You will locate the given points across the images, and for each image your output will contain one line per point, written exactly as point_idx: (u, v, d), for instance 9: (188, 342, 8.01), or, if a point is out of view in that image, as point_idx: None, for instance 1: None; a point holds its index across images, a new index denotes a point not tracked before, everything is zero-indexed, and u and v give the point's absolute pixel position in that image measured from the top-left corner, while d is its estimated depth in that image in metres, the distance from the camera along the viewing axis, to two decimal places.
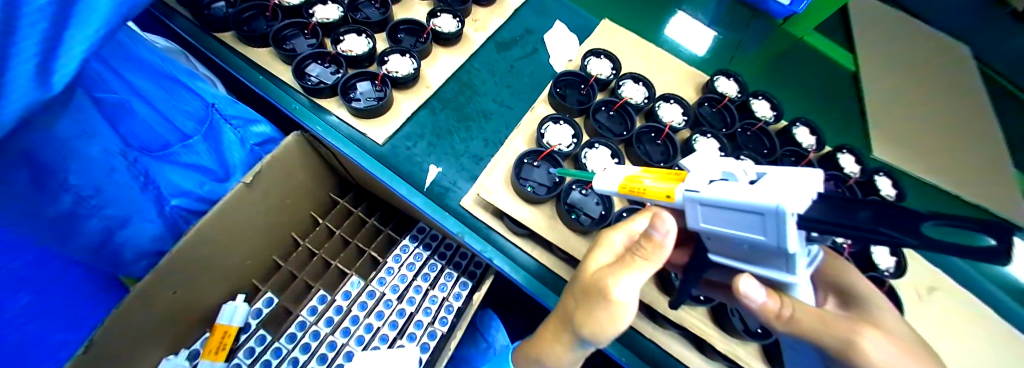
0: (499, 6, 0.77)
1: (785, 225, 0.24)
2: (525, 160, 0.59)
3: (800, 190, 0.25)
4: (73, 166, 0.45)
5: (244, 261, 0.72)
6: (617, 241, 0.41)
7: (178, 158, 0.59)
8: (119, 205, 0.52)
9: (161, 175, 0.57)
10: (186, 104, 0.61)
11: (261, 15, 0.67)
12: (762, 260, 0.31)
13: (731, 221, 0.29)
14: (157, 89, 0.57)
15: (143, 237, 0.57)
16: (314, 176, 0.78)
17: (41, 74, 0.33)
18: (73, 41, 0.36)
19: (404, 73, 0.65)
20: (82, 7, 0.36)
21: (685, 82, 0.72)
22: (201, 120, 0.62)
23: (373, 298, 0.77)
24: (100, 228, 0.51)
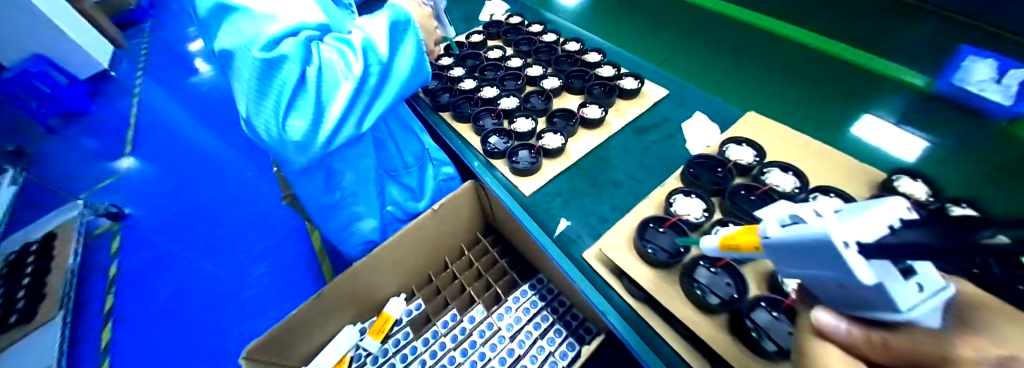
0: (640, 99, 0.92)
1: (846, 260, 0.26)
2: (650, 224, 0.65)
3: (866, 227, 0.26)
4: (349, 176, 0.80)
5: (410, 269, 0.95)
6: (838, 353, 0.29)
7: (401, 181, 0.94)
8: (363, 207, 0.87)
9: (390, 192, 0.93)
10: (415, 150, 0.95)
11: (467, 102, 0.98)
12: (867, 308, 0.28)
13: (800, 255, 0.30)
14: (404, 140, 0.92)
15: (367, 228, 0.91)
16: (471, 216, 0.99)
17: (359, 119, 0.69)
18: (376, 106, 0.71)
19: (554, 145, 0.83)
20: (384, 92, 0.71)
21: (842, 175, 0.66)
22: (419, 161, 0.95)
23: (491, 330, 0.88)
24: (347, 217, 0.86)
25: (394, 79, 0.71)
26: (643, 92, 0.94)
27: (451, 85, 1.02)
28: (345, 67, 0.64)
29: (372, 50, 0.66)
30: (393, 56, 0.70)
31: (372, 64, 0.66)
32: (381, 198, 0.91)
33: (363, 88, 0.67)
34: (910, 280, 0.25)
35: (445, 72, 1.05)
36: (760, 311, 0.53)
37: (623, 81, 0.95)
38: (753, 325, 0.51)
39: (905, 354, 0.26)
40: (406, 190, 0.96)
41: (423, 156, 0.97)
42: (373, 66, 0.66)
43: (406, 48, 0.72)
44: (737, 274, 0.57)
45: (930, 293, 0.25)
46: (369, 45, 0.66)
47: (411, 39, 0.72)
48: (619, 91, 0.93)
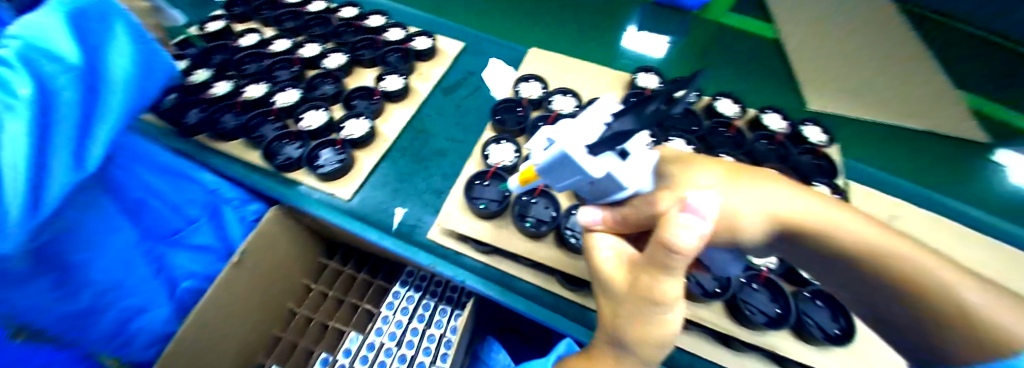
0: (438, 57, 0.88)
1: (578, 164, 0.28)
2: (475, 182, 0.64)
3: (589, 130, 0.29)
4: (99, 265, 0.51)
5: (240, 339, 0.73)
6: (607, 239, 0.36)
7: (188, 241, 0.69)
8: (134, 296, 0.57)
9: (173, 260, 0.66)
10: (191, 192, 0.69)
11: (230, 112, 0.75)
12: (608, 192, 0.32)
13: (561, 173, 0.31)
14: (170, 186, 0.65)
15: (157, 322, 0.61)
16: (301, 243, 0.82)
17: (76, 162, 0.37)
18: (103, 132, 0.39)
19: (358, 134, 0.72)
20: (106, 109, 0.39)
21: (613, 83, 0.79)
22: (205, 206, 0.72)
23: (373, 350, 0.78)
24: (116, 317, 0.55)
25: (118, 84, 0.40)
26: (438, 50, 0.89)
27: (198, 94, 0.76)
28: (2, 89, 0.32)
29: (47, 49, 0.35)
30: (95, 52, 0.39)
31: (50, 68, 0.35)
32: (166, 275, 0.64)
33: (54, 113, 0.35)
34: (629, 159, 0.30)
35: (184, 79, 0.78)
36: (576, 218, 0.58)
37: (416, 42, 0.87)
38: (572, 233, 0.56)
39: (637, 222, 0.32)
40: (200, 249, 0.70)
41: (218, 198, 0.73)
42: (54, 73, 0.35)
43: (121, 39, 0.42)
44: (552, 197, 0.61)
45: (641, 165, 0.31)
46: (36, 45, 0.35)
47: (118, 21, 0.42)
48: (414, 55, 0.85)
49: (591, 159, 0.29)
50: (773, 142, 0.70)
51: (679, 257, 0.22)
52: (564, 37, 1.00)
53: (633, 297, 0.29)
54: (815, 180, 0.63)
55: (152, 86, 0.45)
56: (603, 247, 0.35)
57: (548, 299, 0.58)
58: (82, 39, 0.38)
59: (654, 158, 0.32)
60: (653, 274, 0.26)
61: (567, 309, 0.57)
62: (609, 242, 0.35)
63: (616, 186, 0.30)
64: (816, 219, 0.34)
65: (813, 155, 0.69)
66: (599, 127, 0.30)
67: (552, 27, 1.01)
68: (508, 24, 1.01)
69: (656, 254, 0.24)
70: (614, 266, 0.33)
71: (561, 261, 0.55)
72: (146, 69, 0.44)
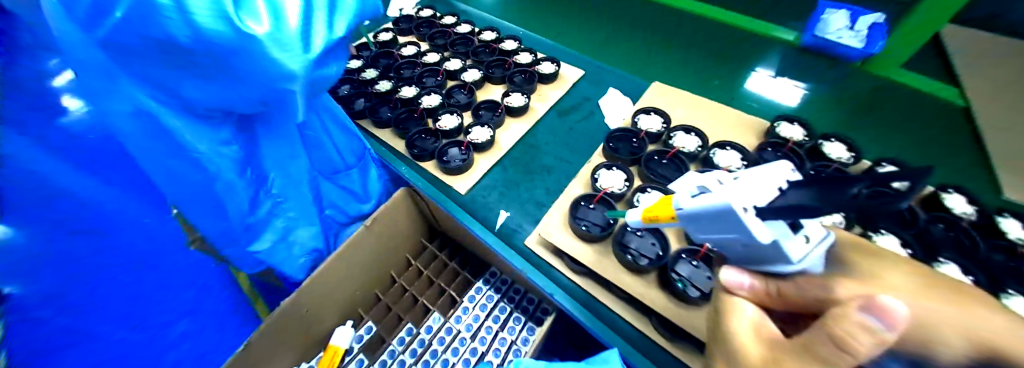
0: (559, 82, 0.93)
1: (743, 221, 0.29)
2: (581, 203, 0.66)
3: (760, 190, 0.30)
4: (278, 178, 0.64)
5: (352, 290, 0.87)
6: (753, 310, 0.34)
7: (338, 181, 0.78)
8: (292, 215, 0.69)
9: (325, 193, 0.78)
10: (354, 143, 0.78)
11: (387, 106, 0.90)
12: (761, 258, 0.32)
13: (713, 226, 0.33)
14: (340, 133, 0.75)
15: (306, 238, 0.74)
16: (413, 224, 0.95)
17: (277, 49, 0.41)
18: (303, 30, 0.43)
19: (482, 139, 0.81)
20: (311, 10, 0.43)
21: (743, 131, 0.74)
22: (359, 155, 0.79)
23: (450, 334, 0.85)
24: (275, 234, 0.68)
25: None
26: (560, 75, 0.95)
27: (366, 88, 0.94)
28: None
29: None
30: None
31: None
32: (320, 203, 0.76)
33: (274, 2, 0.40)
34: (799, 233, 0.30)
35: (358, 75, 0.96)
36: (684, 263, 0.57)
37: (542, 66, 0.94)
38: (679, 278, 0.55)
39: (802, 303, 0.31)
40: (345, 190, 0.80)
41: (368, 155, 0.82)
42: None
43: None
44: (661, 234, 0.61)
45: (812, 240, 0.30)
46: None
47: None
48: (539, 77, 0.92)
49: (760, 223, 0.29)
50: (953, 228, 0.57)
51: (847, 357, 0.22)
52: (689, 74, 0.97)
53: None
54: (1006, 288, 0.52)
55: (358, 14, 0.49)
56: (741, 314, 0.33)
57: (633, 335, 0.56)
58: None
59: (828, 235, 0.31)
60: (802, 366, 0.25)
61: (654, 352, 0.55)
62: (750, 312, 0.33)
63: (783, 258, 0.30)
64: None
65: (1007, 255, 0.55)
66: (770, 192, 0.30)
67: (671, 57, 0.99)
68: (624, 54, 1.02)
69: (818, 344, 0.24)
70: (752, 341, 0.31)
71: (658, 301, 0.54)
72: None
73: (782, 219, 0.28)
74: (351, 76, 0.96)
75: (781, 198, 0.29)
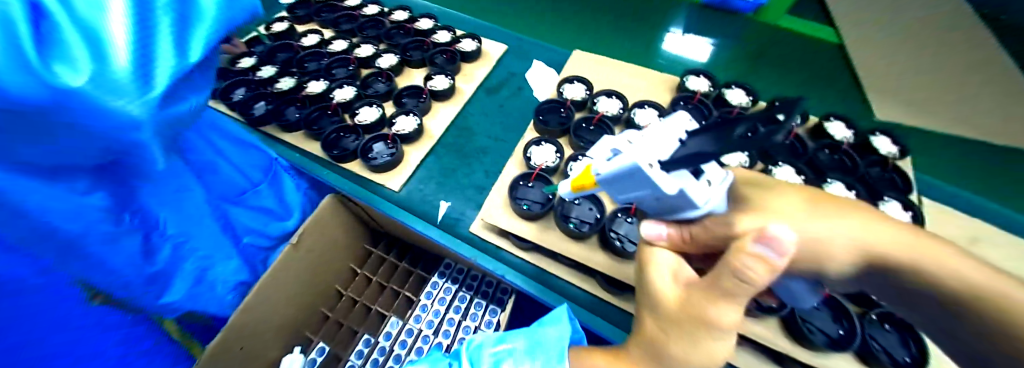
0: (484, 59, 0.90)
1: (649, 176, 0.29)
2: (520, 182, 0.66)
3: (661, 144, 0.31)
4: (176, 222, 0.57)
5: (295, 313, 0.79)
6: (668, 257, 0.35)
7: (247, 202, 0.74)
8: (205, 250, 0.64)
9: (237, 219, 0.72)
10: (255, 158, 0.74)
11: (294, 106, 0.81)
12: (671, 209, 0.33)
13: (626, 186, 0.33)
14: (237, 151, 0.71)
15: (227, 274, 0.68)
16: (350, 231, 0.88)
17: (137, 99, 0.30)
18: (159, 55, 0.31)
19: (409, 129, 0.76)
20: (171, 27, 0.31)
21: (660, 88, 0.78)
22: (265, 170, 0.76)
23: (412, 335, 0.82)
24: (189, 273, 0.62)
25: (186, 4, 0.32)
26: (483, 52, 0.92)
27: (266, 88, 0.83)
28: None
29: None
30: None
31: None
32: (232, 232, 0.71)
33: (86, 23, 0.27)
34: (700, 178, 0.31)
35: (254, 74, 0.85)
36: (622, 221, 0.59)
37: (463, 44, 0.90)
38: (616, 236, 0.57)
39: (707, 241, 0.33)
40: (259, 210, 0.75)
41: (277, 165, 0.78)
42: None
43: None
44: (595, 197, 0.62)
45: (713, 185, 0.31)
46: None
47: None
48: (461, 56, 0.88)
49: (665, 175, 0.30)
50: (837, 152, 0.66)
51: (748, 287, 0.25)
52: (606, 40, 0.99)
53: (689, 318, 0.30)
54: (883, 195, 0.60)
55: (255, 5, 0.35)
56: (659, 264, 0.35)
57: (585, 299, 0.58)
58: None
59: (727, 176, 0.33)
60: (708, 298, 0.28)
61: (606, 310, 0.57)
62: (668, 261, 0.35)
63: (689, 204, 0.31)
64: (878, 239, 0.32)
65: (881, 168, 0.65)
66: (672, 144, 0.31)
67: (587, 26, 1.00)
68: (544, 26, 1.01)
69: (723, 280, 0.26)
70: (670, 287, 0.33)
71: (602, 262, 0.55)
72: None
73: (687, 167, 0.29)
74: (244, 76, 0.84)
75: (684, 149, 0.30)
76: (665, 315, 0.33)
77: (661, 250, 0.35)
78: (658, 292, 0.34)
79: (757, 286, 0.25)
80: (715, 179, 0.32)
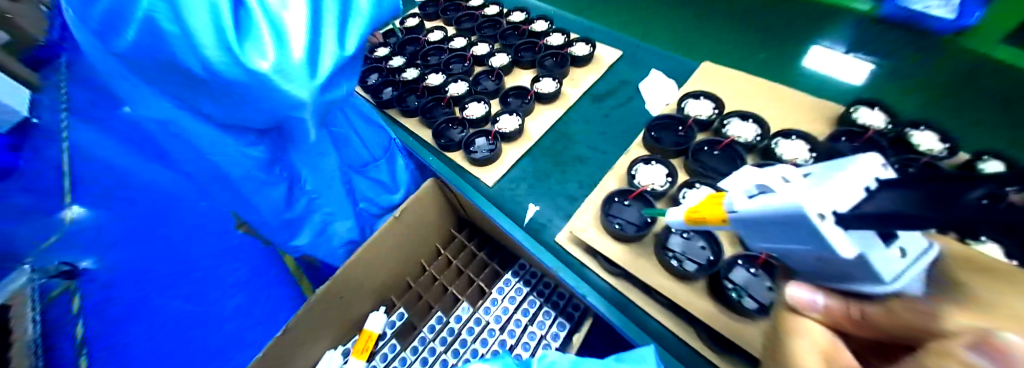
0: (594, 64, 0.88)
1: (817, 230, 0.24)
2: (615, 199, 0.61)
3: (834, 190, 0.24)
4: (312, 175, 0.66)
5: (385, 279, 0.88)
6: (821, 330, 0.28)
7: (368, 174, 0.81)
8: (332, 212, 0.73)
9: (359, 187, 0.81)
10: (379, 137, 0.82)
11: (414, 94, 0.88)
12: (841, 273, 0.26)
13: (775, 233, 0.28)
14: (366, 129, 0.80)
15: (345, 231, 0.76)
16: (441, 213, 0.93)
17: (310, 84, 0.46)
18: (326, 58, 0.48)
19: (510, 128, 0.77)
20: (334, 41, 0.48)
21: (806, 115, 0.65)
22: (385, 148, 0.83)
23: (479, 325, 0.84)
24: (318, 222, 0.71)
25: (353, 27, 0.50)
26: (596, 56, 0.89)
27: (393, 76, 0.92)
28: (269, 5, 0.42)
29: None
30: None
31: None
32: (353, 197, 0.79)
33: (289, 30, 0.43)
34: (892, 245, 0.23)
35: (386, 63, 0.95)
36: (739, 270, 0.51)
37: (575, 48, 0.89)
38: (732, 286, 0.50)
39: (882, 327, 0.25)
40: (376, 182, 0.83)
41: (393, 144, 0.85)
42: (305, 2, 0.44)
43: None
44: (711, 235, 0.55)
45: (910, 258, 0.24)
46: None
47: None
48: (571, 60, 0.87)
49: (840, 233, 0.24)
50: None
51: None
52: (736, 47, 0.85)
53: None
54: None
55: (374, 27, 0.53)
56: (808, 333, 0.28)
57: (672, 342, 0.51)
58: None
59: (930, 247, 0.24)
60: None
61: (697, 362, 0.50)
62: (822, 335, 0.27)
63: (869, 276, 0.24)
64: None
65: None
66: (854, 193, 0.24)
67: (714, 37, 0.89)
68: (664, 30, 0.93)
69: None
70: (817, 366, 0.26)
71: (706, 309, 0.49)
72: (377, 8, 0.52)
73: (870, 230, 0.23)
74: (378, 64, 0.95)
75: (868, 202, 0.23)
76: None
77: (806, 320, 0.28)
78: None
79: None
80: (910, 250, 0.24)
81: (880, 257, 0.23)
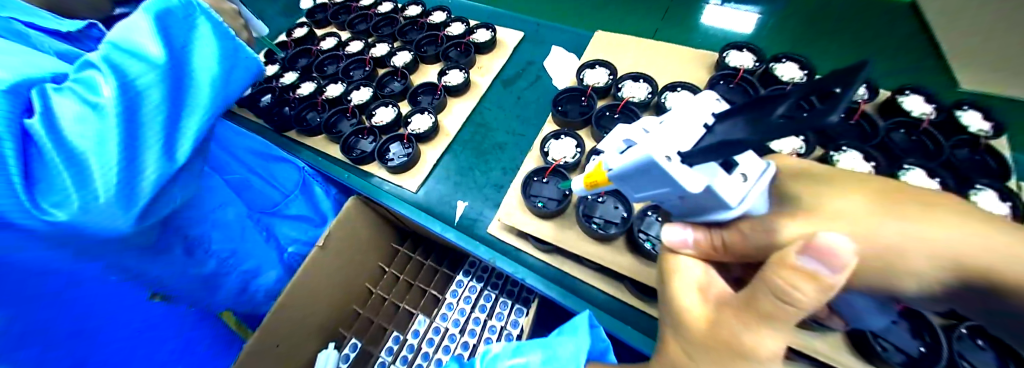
0: (499, 49, 0.87)
1: (667, 172, 0.24)
2: (533, 178, 0.62)
3: (685, 132, 0.25)
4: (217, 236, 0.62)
5: (328, 311, 0.82)
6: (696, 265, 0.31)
7: (284, 212, 0.78)
8: (249, 262, 0.69)
9: (277, 228, 0.77)
10: (286, 171, 0.79)
11: (315, 110, 0.82)
12: (700, 208, 0.28)
13: (643, 182, 0.28)
14: (267, 167, 0.77)
15: (270, 280, 0.75)
16: (375, 229, 0.89)
17: (168, 156, 0.42)
18: (189, 127, 0.45)
19: (424, 128, 0.75)
20: (191, 106, 0.45)
21: (693, 65, 0.70)
22: (297, 181, 0.80)
23: (438, 334, 0.82)
24: (239, 277, 0.68)
25: (202, 81, 0.46)
26: (499, 41, 0.88)
27: (288, 94, 0.84)
28: (89, 92, 0.38)
29: (136, 54, 0.41)
30: (181, 53, 0.45)
31: (135, 68, 0.40)
32: (276, 242, 0.76)
33: (142, 107, 0.40)
34: (733, 172, 0.25)
35: (277, 82, 0.86)
36: (650, 220, 0.54)
37: (477, 35, 0.87)
38: (645, 237, 0.52)
39: (744, 253, 0.28)
40: (296, 218, 0.80)
41: (306, 173, 0.82)
42: (139, 72, 0.40)
43: (204, 43, 0.47)
44: (622, 195, 0.57)
45: (751, 182, 0.25)
46: (120, 47, 0.40)
47: (203, 25, 0.47)
48: (475, 48, 0.85)
49: (687, 169, 0.25)
50: (914, 132, 0.56)
51: (790, 309, 0.20)
52: (633, 18, 0.91)
53: (719, 340, 0.25)
54: (975, 183, 0.50)
55: (233, 85, 0.51)
56: (685, 273, 0.31)
57: (609, 303, 0.54)
58: (168, 40, 0.44)
59: (767, 167, 0.26)
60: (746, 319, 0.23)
61: (631, 315, 0.52)
62: (697, 272, 0.30)
63: (720, 205, 0.25)
64: (987, 253, 0.24)
65: (971, 150, 0.54)
66: (697, 131, 0.25)
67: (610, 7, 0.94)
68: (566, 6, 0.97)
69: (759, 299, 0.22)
70: (696, 302, 0.29)
71: (630, 265, 0.51)
72: (228, 65, 0.50)
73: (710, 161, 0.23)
74: (269, 83, 0.86)
75: (709, 136, 0.25)
76: (690, 333, 0.28)
77: (683, 258, 0.31)
78: (683, 307, 0.29)
79: (800, 309, 0.20)
80: (754, 175, 0.26)
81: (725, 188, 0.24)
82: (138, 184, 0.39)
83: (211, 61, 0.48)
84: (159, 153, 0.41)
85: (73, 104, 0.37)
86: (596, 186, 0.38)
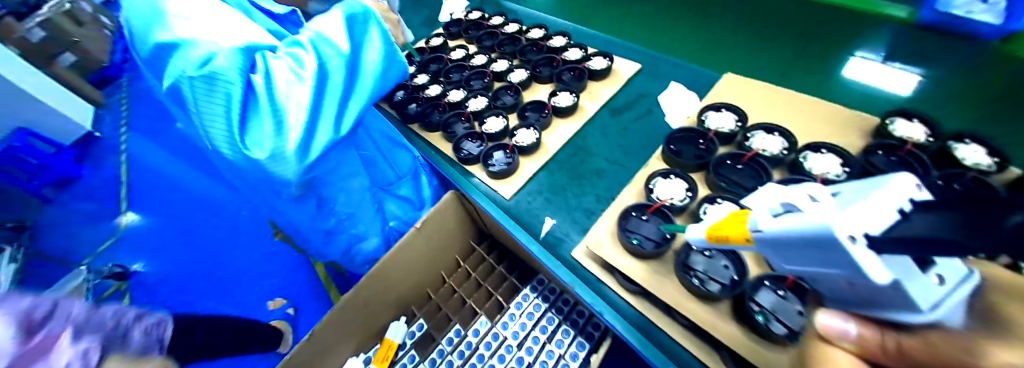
0: (612, 77, 0.88)
1: (851, 255, 0.23)
2: (633, 213, 0.62)
3: (872, 213, 0.23)
4: (342, 200, 0.75)
5: (407, 289, 0.90)
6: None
7: (395, 191, 0.87)
8: (360, 229, 0.81)
9: (386, 205, 0.86)
10: (405, 156, 0.88)
11: (438, 109, 0.91)
12: (872, 298, 0.26)
13: (806, 254, 0.28)
14: (392, 148, 0.86)
15: (370, 247, 0.84)
16: (462, 225, 0.95)
17: (333, 125, 0.57)
18: (353, 107, 0.60)
19: (528, 142, 0.78)
20: (358, 90, 0.61)
21: (835, 129, 0.63)
22: (412, 168, 0.89)
23: (497, 340, 0.85)
24: (348, 239, 0.81)
25: (369, 73, 0.62)
26: (615, 70, 0.89)
27: (416, 93, 0.95)
28: (298, 66, 0.54)
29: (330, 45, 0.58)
30: (360, 51, 0.61)
31: (331, 56, 0.57)
32: (382, 215, 0.85)
33: (328, 84, 0.56)
34: (929, 272, 0.23)
35: (410, 81, 0.99)
36: (764, 291, 0.50)
37: (593, 62, 0.89)
38: (758, 308, 0.48)
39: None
40: (402, 200, 0.89)
41: (418, 163, 0.90)
42: (331, 59, 0.57)
43: (376, 43, 0.63)
44: (734, 254, 0.54)
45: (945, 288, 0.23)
46: (324, 40, 0.58)
47: (376, 28, 0.63)
48: (589, 74, 0.87)
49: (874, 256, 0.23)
50: None
51: None
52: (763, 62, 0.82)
53: None
54: None
55: (389, 81, 0.66)
56: None
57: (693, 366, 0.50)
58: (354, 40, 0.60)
59: (969, 274, 0.23)
60: None
61: None
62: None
63: (907, 304, 0.23)
64: None
65: None
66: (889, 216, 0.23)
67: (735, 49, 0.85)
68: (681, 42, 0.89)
69: None
70: None
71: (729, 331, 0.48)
72: (389, 66, 0.65)
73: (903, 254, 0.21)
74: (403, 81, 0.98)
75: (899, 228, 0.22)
76: None
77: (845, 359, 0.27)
78: None
79: None
80: (949, 280, 0.23)
81: (920, 287, 0.22)
82: (315, 142, 0.55)
83: (378, 59, 0.63)
84: (330, 120, 0.56)
85: (288, 71, 0.53)
86: (726, 242, 0.38)
